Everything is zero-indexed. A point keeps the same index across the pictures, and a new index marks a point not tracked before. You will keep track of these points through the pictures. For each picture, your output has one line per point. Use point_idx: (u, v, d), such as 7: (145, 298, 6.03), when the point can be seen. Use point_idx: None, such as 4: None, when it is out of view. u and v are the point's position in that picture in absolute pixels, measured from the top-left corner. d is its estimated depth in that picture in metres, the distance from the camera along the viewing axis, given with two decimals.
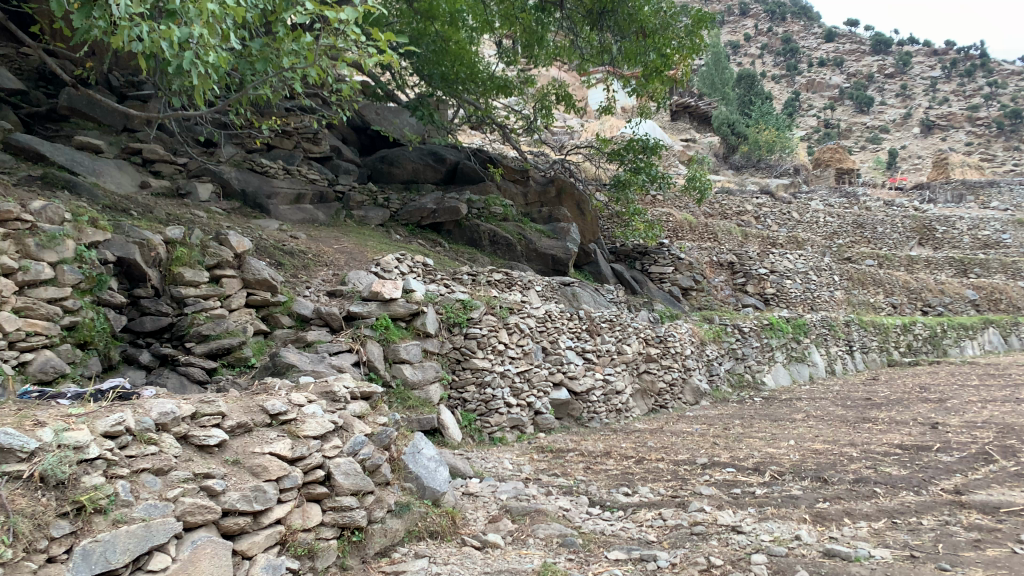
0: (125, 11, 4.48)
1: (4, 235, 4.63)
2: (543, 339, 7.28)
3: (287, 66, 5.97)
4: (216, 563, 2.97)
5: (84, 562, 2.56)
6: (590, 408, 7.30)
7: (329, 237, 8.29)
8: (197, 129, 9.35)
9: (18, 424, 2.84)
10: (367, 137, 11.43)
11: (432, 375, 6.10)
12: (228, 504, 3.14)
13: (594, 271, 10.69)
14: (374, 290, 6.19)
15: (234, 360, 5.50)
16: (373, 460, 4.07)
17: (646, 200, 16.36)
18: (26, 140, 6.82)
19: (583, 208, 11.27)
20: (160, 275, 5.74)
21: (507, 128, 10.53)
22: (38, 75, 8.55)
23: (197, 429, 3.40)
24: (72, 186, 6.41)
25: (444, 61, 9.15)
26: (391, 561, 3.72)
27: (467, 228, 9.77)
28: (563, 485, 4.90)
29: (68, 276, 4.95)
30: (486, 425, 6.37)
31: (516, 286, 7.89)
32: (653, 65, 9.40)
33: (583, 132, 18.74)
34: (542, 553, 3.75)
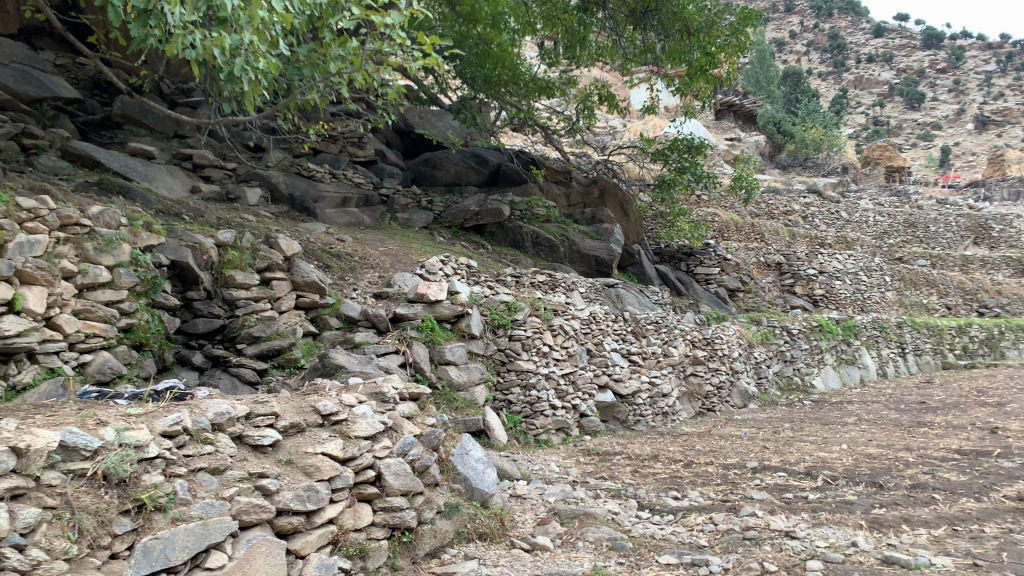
0: (179, 20, 4.59)
1: (65, 240, 4.77)
2: (588, 341, 7.25)
3: (334, 70, 6.04)
4: (271, 563, 3.01)
5: (144, 558, 2.62)
6: (636, 411, 7.22)
7: (375, 239, 8.38)
8: (246, 135, 9.52)
9: (81, 424, 2.92)
10: (410, 140, 11.52)
11: (478, 376, 6.11)
12: (283, 504, 3.19)
13: (638, 272, 10.60)
14: (420, 292, 6.22)
15: (285, 361, 5.57)
16: (423, 461, 4.08)
17: (691, 200, 16.20)
18: (84, 147, 7.01)
19: (627, 209, 11.20)
20: (212, 277, 5.85)
21: (550, 129, 10.50)
22: (93, 84, 8.78)
23: (252, 429, 3.44)
24: (127, 191, 6.58)
25: (487, 63, 9.19)
26: (441, 562, 3.73)
27: (510, 230, 9.76)
28: (611, 488, 4.87)
29: (124, 279, 5.08)
30: (532, 427, 6.35)
31: (560, 287, 7.87)
32: (698, 63, 9.29)
33: (626, 132, 18.65)
34: (592, 557, 3.72)
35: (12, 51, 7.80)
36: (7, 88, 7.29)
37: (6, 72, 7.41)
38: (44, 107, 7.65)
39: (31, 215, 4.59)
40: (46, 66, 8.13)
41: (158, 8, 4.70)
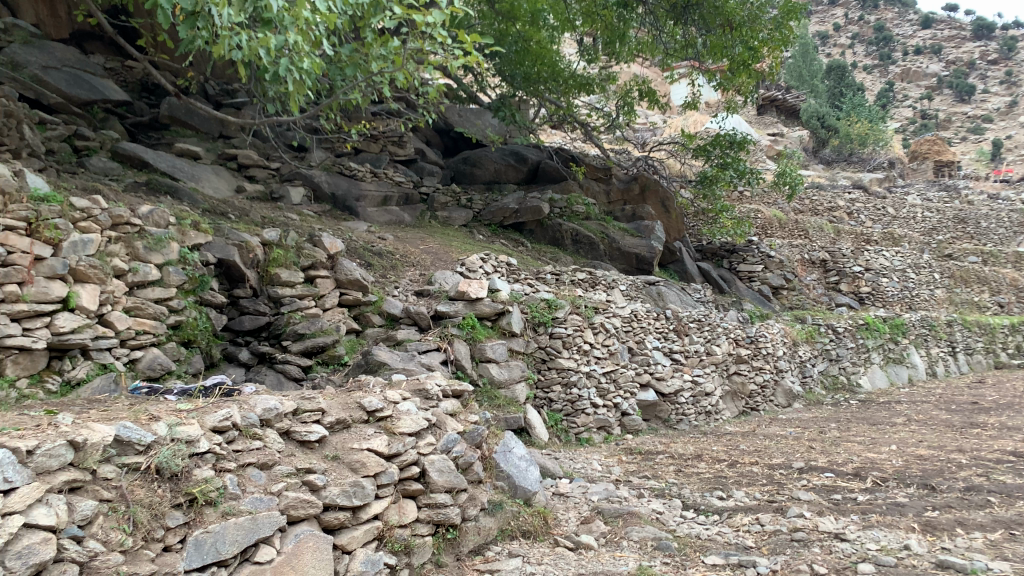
0: (226, 22, 4.66)
1: (116, 239, 4.87)
2: (629, 339, 7.19)
3: (376, 70, 6.08)
4: (318, 558, 3.06)
5: (196, 552, 2.68)
6: (678, 410, 7.16)
7: (416, 237, 8.43)
8: (289, 135, 9.64)
9: (135, 418, 2.98)
10: (450, 139, 11.56)
11: (518, 373, 6.10)
12: (330, 499, 3.22)
13: (679, 270, 10.50)
14: (460, 290, 6.25)
15: (329, 358, 5.63)
16: (466, 458, 4.09)
17: (733, 196, 16.01)
18: (133, 149, 7.17)
19: (668, 206, 10.94)
20: (258, 275, 5.93)
21: (589, 126, 10.40)
22: (141, 86, 8.97)
23: (299, 425, 3.48)
24: (174, 191, 6.70)
25: (525, 60, 9.18)
26: (485, 559, 3.73)
27: (549, 228, 9.75)
28: (655, 487, 4.82)
29: (173, 277, 5.18)
30: (573, 425, 6.33)
31: (600, 285, 7.80)
32: (740, 58, 9.11)
33: (667, 128, 18.49)
34: (637, 556, 3.70)
35: (63, 55, 7.98)
36: (59, 92, 7.47)
37: (58, 76, 7.60)
38: (94, 109, 7.82)
39: (84, 214, 4.69)
40: (97, 69, 8.32)
41: (205, 10, 4.78)
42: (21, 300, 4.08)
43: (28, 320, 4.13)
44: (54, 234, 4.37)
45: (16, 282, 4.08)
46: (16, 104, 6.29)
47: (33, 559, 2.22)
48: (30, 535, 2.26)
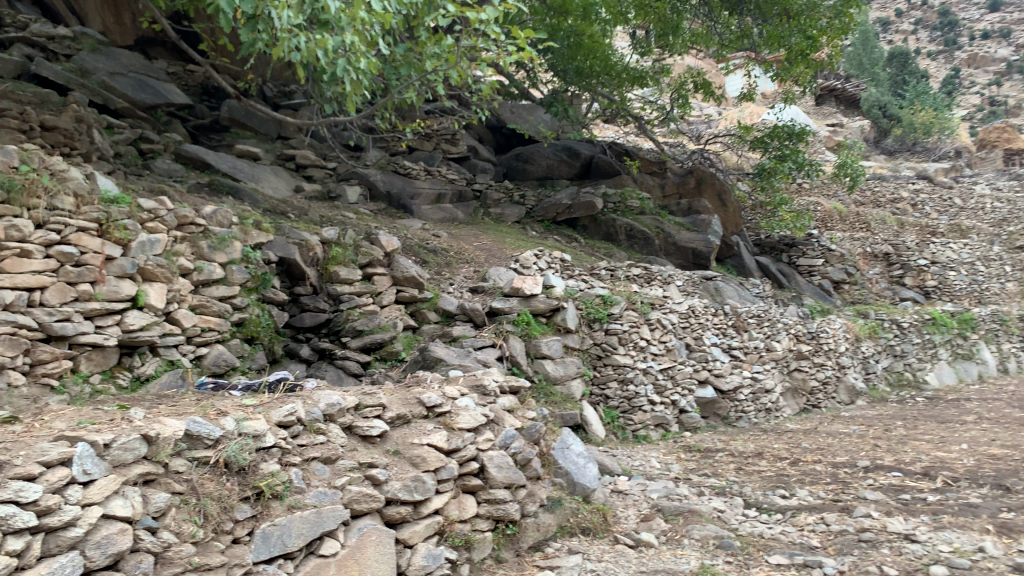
0: (286, 23, 4.76)
1: (182, 238, 5.00)
2: (687, 336, 7.09)
3: (430, 68, 6.13)
4: (381, 552, 3.10)
5: (264, 544, 2.74)
6: (737, 407, 7.02)
7: (470, 234, 8.46)
8: (345, 135, 9.79)
9: (204, 413, 3.05)
10: (502, 135, 11.57)
11: (574, 370, 6.06)
12: (391, 494, 3.27)
13: (737, 265, 10.32)
14: (515, 286, 6.26)
15: (386, 354, 5.69)
16: (524, 454, 4.08)
17: (792, 189, 15.69)
18: (196, 151, 7.36)
19: (724, 199, 10.72)
20: (318, 273, 6.03)
21: (643, 120, 10.28)
22: (202, 90, 9.20)
23: (361, 420, 3.53)
24: (236, 192, 6.86)
25: (577, 55, 9.17)
26: (545, 556, 3.72)
27: (603, 223, 9.70)
28: (715, 485, 4.75)
29: (236, 275, 5.29)
30: (630, 422, 6.29)
31: (656, 280, 7.70)
32: (797, 48, 8.88)
33: (722, 121, 18.18)
34: (699, 555, 3.65)
35: (129, 61, 8.24)
36: (126, 97, 7.71)
37: (124, 82, 7.84)
38: (158, 113, 8.04)
39: (151, 215, 4.84)
40: (160, 74, 8.56)
41: (266, 13, 4.90)
42: (93, 299, 4.26)
43: (100, 318, 4.30)
44: (123, 235, 4.52)
45: (89, 281, 4.27)
46: (86, 109, 6.52)
47: (111, 549, 2.32)
48: (107, 526, 2.35)
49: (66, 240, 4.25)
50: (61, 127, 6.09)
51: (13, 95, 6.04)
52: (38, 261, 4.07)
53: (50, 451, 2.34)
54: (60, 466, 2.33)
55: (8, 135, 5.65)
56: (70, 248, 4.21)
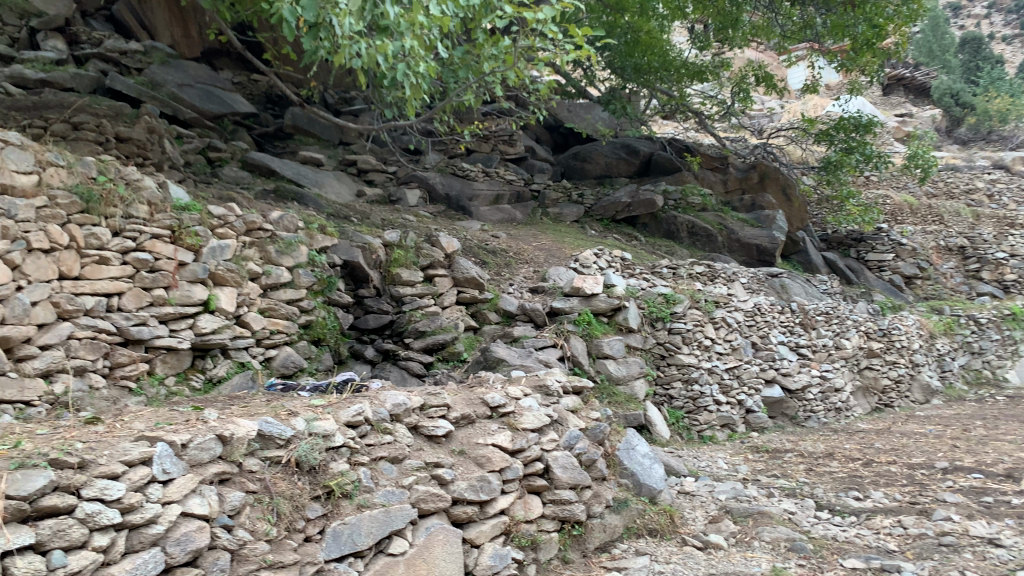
0: (347, 30, 4.84)
1: (250, 243, 5.12)
2: (753, 334, 6.96)
3: (488, 70, 6.14)
4: (448, 552, 3.14)
5: (335, 542, 2.80)
6: (807, 407, 6.83)
7: (528, 235, 8.46)
8: (404, 139, 9.90)
9: (275, 414, 3.12)
10: (560, 134, 11.54)
11: (637, 370, 6.00)
12: (458, 494, 3.29)
13: (803, 261, 10.07)
14: (575, 286, 6.23)
15: (449, 355, 5.72)
16: (589, 455, 4.05)
17: (859, 181, 15.24)
18: (262, 159, 7.56)
19: (789, 193, 10.45)
20: (380, 275, 6.11)
21: (703, 115, 10.12)
22: (266, 98, 9.43)
23: (426, 419, 3.56)
24: (301, 198, 7.01)
25: (636, 52, 9.09)
26: (612, 557, 3.70)
27: (664, 221, 9.59)
28: (785, 486, 4.64)
29: (303, 279, 5.40)
30: (695, 423, 6.20)
31: (720, 278, 7.56)
32: (863, 37, 8.68)
33: (785, 114, 17.75)
34: (770, 558, 3.58)
35: (196, 73, 8.50)
36: (194, 107, 7.95)
37: (192, 93, 8.09)
38: (225, 122, 8.26)
39: (221, 221, 4.95)
40: (226, 84, 8.80)
41: (327, 21, 4.98)
42: (167, 304, 4.42)
43: (174, 322, 4.45)
44: (195, 241, 4.66)
45: (163, 286, 4.42)
46: (157, 120, 6.73)
47: (190, 546, 2.39)
48: (186, 524, 2.43)
49: (141, 247, 4.40)
50: (134, 139, 6.32)
51: (89, 108, 6.28)
52: (116, 268, 4.23)
53: (132, 450, 2.42)
54: (141, 466, 2.42)
55: (85, 147, 5.89)
56: (145, 255, 4.37)
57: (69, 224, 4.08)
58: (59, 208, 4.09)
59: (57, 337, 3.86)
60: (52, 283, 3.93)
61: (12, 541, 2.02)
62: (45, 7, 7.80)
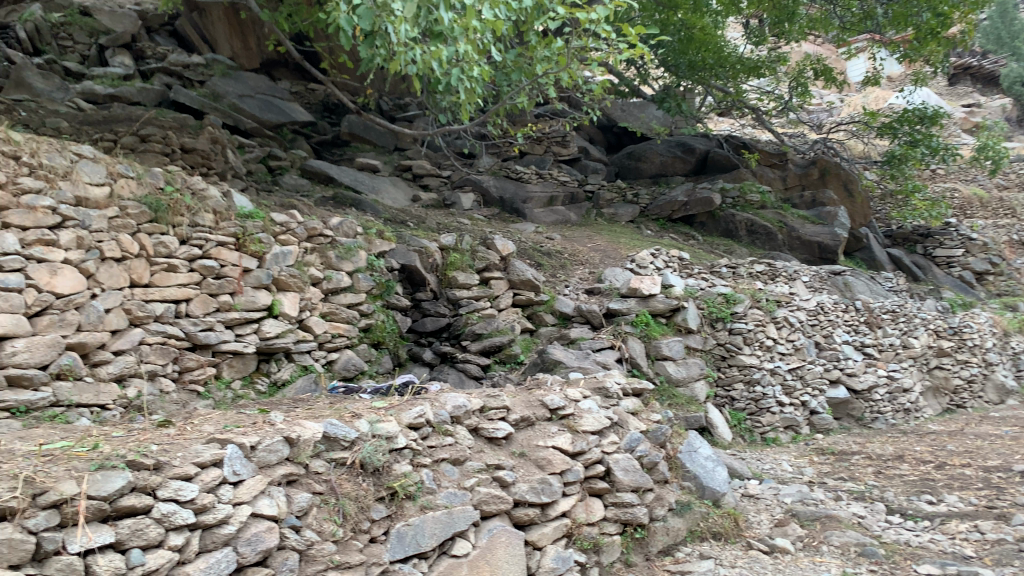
0: (402, 37, 4.89)
1: (311, 249, 5.22)
2: (816, 333, 6.79)
3: (541, 72, 6.13)
4: (511, 553, 3.15)
5: (399, 543, 2.83)
6: (873, 408, 6.65)
7: (584, 236, 8.43)
8: (458, 144, 9.98)
9: (339, 416, 3.17)
10: (613, 134, 11.49)
11: (697, 371, 5.91)
12: (519, 496, 3.30)
13: (867, 258, 9.80)
14: (632, 286, 6.18)
15: (506, 357, 5.72)
16: (651, 458, 3.99)
17: (925, 175, 14.76)
18: (321, 166, 7.70)
19: (851, 189, 10.19)
20: (437, 279, 6.16)
21: (760, 111, 9.93)
22: (323, 106, 9.60)
23: (486, 421, 3.57)
24: (358, 204, 7.12)
25: (689, 49, 8.98)
26: (675, 561, 3.66)
27: (722, 219, 9.45)
28: (854, 489, 4.51)
29: (363, 283, 5.48)
30: (757, 425, 6.10)
31: (781, 277, 7.40)
32: (927, 26, 8.43)
33: (845, 108, 17.35)
34: (839, 563, 3.50)
35: (256, 84, 8.72)
36: (254, 117, 8.14)
37: (252, 103, 8.29)
38: (284, 131, 8.41)
39: (284, 228, 5.06)
40: (285, 94, 9.00)
41: (383, 29, 5.04)
42: (233, 309, 4.54)
43: (239, 327, 4.56)
44: (259, 247, 4.77)
45: (228, 292, 4.55)
46: (220, 131, 6.91)
47: (261, 546, 2.45)
48: (256, 524, 2.49)
49: (207, 255, 4.53)
50: (199, 149, 6.51)
51: (156, 121, 6.48)
52: (183, 275, 4.37)
53: (204, 452, 2.49)
54: (213, 467, 2.49)
55: (153, 159, 6.08)
56: (211, 262, 4.49)
57: (139, 234, 4.22)
58: (130, 218, 4.23)
59: (129, 343, 3.99)
60: (124, 291, 4.07)
61: (94, 539, 2.11)
62: (113, 25, 8.33)
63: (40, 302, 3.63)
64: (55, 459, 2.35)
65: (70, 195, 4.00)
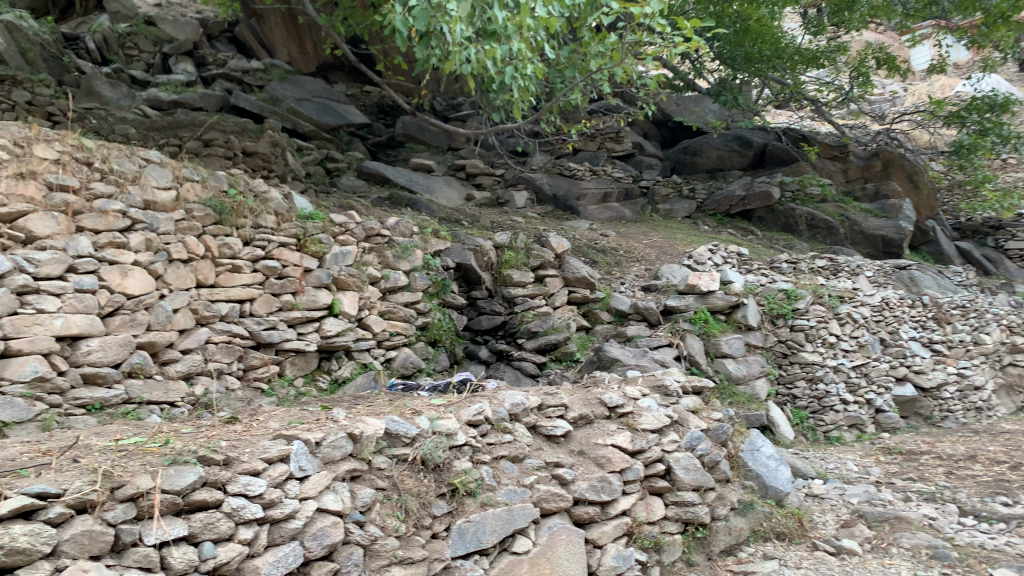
0: (458, 36, 4.93)
1: (370, 249, 5.29)
2: (881, 330, 6.61)
3: (595, 68, 6.09)
4: (572, 551, 3.15)
5: (460, 539, 2.86)
6: (943, 406, 6.40)
7: (639, 232, 8.36)
8: (511, 142, 10.04)
9: (400, 413, 3.21)
10: (668, 129, 11.38)
11: (758, 369, 5.82)
12: (578, 493, 3.30)
13: (934, 251, 9.49)
14: (690, 283, 6.12)
15: (561, 355, 5.70)
16: (712, 457, 3.91)
17: (996, 164, 14.23)
18: (376, 167, 7.81)
19: (916, 180, 9.84)
20: (493, 277, 6.19)
21: (820, 103, 9.70)
22: (378, 108, 9.73)
23: (544, 419, 3.57)
24: (414, 203, 7.19)
25: (745, 41, 8.84)
26: (738, 561, 3.62)
27: (781, 214, 9.29)
28: (923, 490, 4.37)
29: (419, 282, 5.53)
30: (820, 424, 5.96)
31: (843, 272, 7.22)
32: (996, 11, 8.12)
33: (909, 97, 16.87)
34: (910, 565, 3.42)
35: (313, 87, 8.89)
36: (312, 120, 8.30)
37: (310, 106, 8.45)
38: (341, 133, 8.56)
39: (343, 228, 5.14)
40: (341, 96, 9.15)
41: (438, 29, 5.07)
42: (295, 308, 4.64)
43: (301, 325, 4.66)
44: (319, 248, 4.86)
45: (290, 292, 4.65)
46: (279, 134, 7.06)
47: (327, 541, 2.50)
48: (322, 519, 2.54)
49: (270, 255, 4.64)
50: (260, 152, 6.66)
51: (219, 125, 6.66)
52: (247, 275, 4.48)
53: (271, 448, 2.55)
54: (280, 463, 2.55)
55: (217, 163, 6.26)
56: (273, 263, 4.60)
57: (204, 235, 4.34)
58: (196, 220, 4.35)
59: (196, 342, 4.11)
60: (191, 291, 4.19)
61: (169, 532, 2.17)
62: (175, 33, 8.56)
63: (112, 303, 3.76)
64: (131, 453, 2.43)
65: (139, 198, 4.13)
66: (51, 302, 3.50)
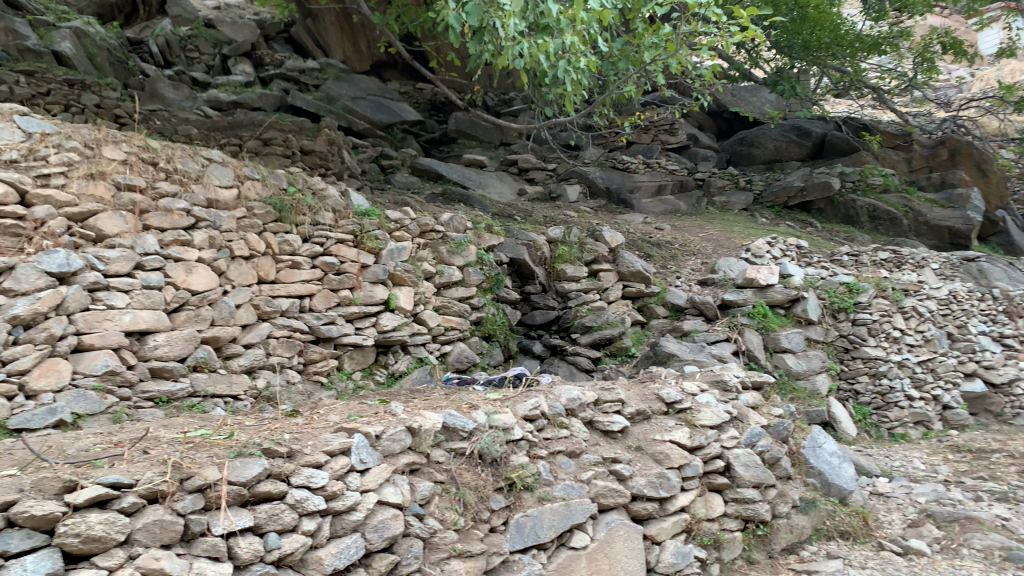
0: (511, 31, 4.93)
1: (424, 245, 5.33)
2: (947, 324, 6.41)
3: (648, 60, 6.02)
4: (629, 547, 3.13)
5: (518, 534, 2.87)
6: (1017, 403, 5.99)
7: (694, 226, 8.24)
8: (564, 136, 10.04)
9: (458, 407, 3.23)
10: (724, 120, 11.21)
11: (818, 364, 5.70)
12: (636, 489, 3.28)
13: (1005, 242, 9.13)
14: (748, 277, 6.02)
15: (617, 350, 5.67)
16: (772, 453, 3.84)
17: None
18: (430, 164, 7.86)
19: (985, 169, 9.54)
20: (546, 271, 6.12)
21: (882, 91, 9.43)
22: (431, 104, 9.80)
23: (601, 414, 3.56)
24: (467, 199, 7.21)
25: (803, 29, 8.63)
26: (800, 560, 3.55)
27: (841, 205, 9.03)
28: (996, 490, 4.21)
29: (474, 277, 5.55)
30: (884, 420, 5.80)
31: (907, 264, 7.01)
32: None
33: (977, 83, 16.29)
34: (982, 568, 3.31)
35: (368, 85, 8.99)
36: (366, 118, 8.40)
37: (364, 105, 8.55)
38: (395, 130, 8.64)
39: (398, 225, 5.19)
40: (394, 94, 9.24)
41: (491, 24, 5.08)
42: (352, 303, 4.71)
43: (359, 321, 4.73)
44: (375, 244, 4.93)
45: (348, 287, 4.72)
46: (335, 132, 7.17)
47: (387, 533, 2.53)
48: (383, 511, 2.57)
49: (328, 251, 4.72)
50: (317, 151, 6.78)
51: (277, 125, 6.79)
52: (306, 272, 4.56)
53: (333, 441, 2.60)
54: (342, 455, 2.59)
55: (276, 161, 6.40)
56: (331, 259, 4.68)
57: (265, 233, 4.44)
58: (257, 218, 4.45)
59: (258, 337, 4.20)
60: (253, 287, 4.28)
61: (235, 522, 2.23)
62: (234, 35, 8.76)
63: (177, 299, 3.87)
64: (199, 445, 2.50)
65: (202, 197, 4.25)
66: (120, 298, 3.62)
